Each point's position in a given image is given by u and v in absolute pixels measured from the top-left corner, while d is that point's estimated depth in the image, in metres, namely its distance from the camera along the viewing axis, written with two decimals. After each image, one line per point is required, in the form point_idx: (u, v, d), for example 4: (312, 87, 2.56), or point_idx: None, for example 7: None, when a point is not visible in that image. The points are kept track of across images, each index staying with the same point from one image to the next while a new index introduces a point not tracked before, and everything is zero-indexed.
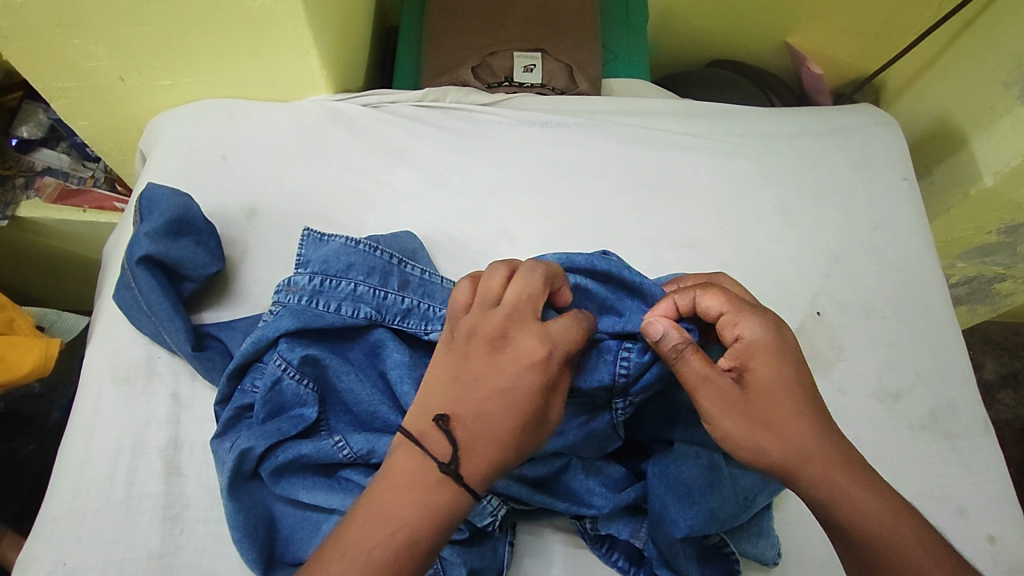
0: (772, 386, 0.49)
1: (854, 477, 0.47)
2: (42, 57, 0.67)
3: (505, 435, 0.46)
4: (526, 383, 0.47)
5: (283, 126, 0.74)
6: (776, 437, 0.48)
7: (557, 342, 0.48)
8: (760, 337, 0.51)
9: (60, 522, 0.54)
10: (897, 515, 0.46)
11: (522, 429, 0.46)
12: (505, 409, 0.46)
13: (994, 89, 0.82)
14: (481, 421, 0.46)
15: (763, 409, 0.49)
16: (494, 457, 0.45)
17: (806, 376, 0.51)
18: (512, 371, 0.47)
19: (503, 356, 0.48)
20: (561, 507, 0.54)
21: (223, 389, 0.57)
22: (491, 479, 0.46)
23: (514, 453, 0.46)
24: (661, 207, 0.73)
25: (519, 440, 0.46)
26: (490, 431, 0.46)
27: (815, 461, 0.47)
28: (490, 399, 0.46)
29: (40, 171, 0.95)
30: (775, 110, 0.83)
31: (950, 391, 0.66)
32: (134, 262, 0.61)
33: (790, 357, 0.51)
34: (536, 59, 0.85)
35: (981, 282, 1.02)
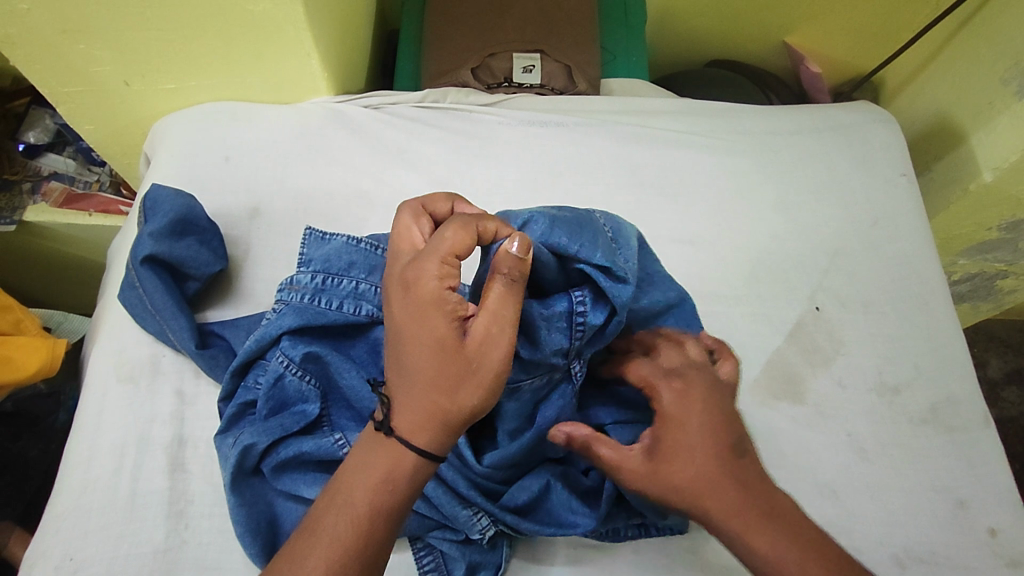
0: (685, 454, 0.47)
1: (760, 525, 0.46)
2: (49, 63, 0.69)
3: (419, 375, 0.44)
4: (422, 317, 0.44)
5: (286, 127, 0.75)
6: (688, 500, 0.46)
7: (434, 251, 0.44)
8: (675, 402, 0.48)
9: (66, 518, 0.55)
10: (802, 557, 0.45)
11: (435, 363, 0.43)
12: (414, 348, 0.44)
13: (992, 85, 0.83)
14: (400, 369, 0.45)
15: (665, 467, 0.47)
16: (419, 405, 0.44)
17: (727, 432, 0.48)
18: (400, 307, 0.45)
19: (398, 300, 0.45)
20: (550, 532, 0.54)
21: (226, 386, 0.58)
22: (424, 424, 0.44)
23: (437, 391, 0.44)
24: (660, 205, 0.74)
25: (438, 376, 0.43)
26: (407, 377, 0.44)
27: (728, 515, 0.46)
28: (397, 342, 0.45)
29: (47, 175, 0.96)
30: (773, 108, 0.84)
31: (950, 385, 0.66)
32: (138, 262, 0.62)
33: (710, 417, 0.48)
34: (535, 60, 0.86)
35: (983, 278, 1.02)
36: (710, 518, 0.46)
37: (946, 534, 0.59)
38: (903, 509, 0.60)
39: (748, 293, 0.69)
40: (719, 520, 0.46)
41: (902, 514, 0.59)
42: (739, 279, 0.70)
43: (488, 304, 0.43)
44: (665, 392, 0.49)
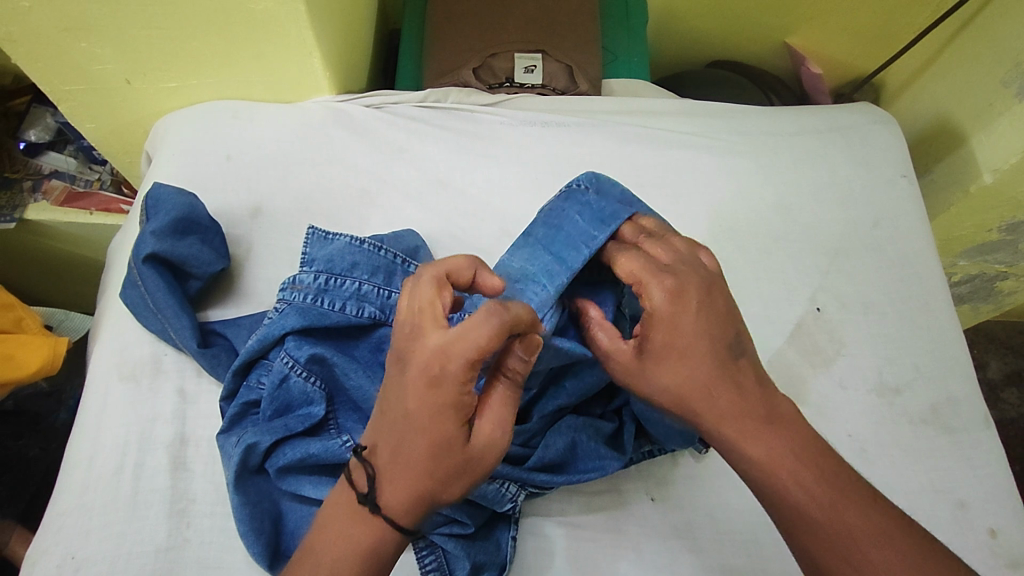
0: (679, 350, 0.48)
1: (760, 432, 0.47)
2: (51, 61, 0.69)
3: (416, 467, 0.44)
4: (438, 408, 0.43)
5: (287, 126, 0.75)
6: (678, 396, 0.48)
7: (463, 349, 0.42)
8: (664, 302, 0.49)
9: (69, 516, 0.55)
10: (797, 469, 0.47)
11: (437, 461, 0.44)
12: (420, 438, 0.44)
13: (992, 86, 0.83)
14: (392, 453, 0.44)
15: (665, 369, 0.49)
16: (410, 491, 0.44)
17: (714, 331, 0.49)
18: (417, 394, 0.43)
19: (414, 389, 0.44)
20: (583, 478, 0.56)
21: (228, 385, 0.58)
22: (413, 507, 0.45)
23: (432, 482, 0.44)
24: (661, 204, 0.74)
25: (438, 467, 0.44)
26: (404, 462, 0.44)
27: (723, 422, 0.48)
28: (401, 424, 0.44)
29: (48, 174, 0.96)
30: (774, 109, 0.84)
31: (950, 386, 0.66)
32: (140, 260, 0.62)
33: (697, 315, 0.49)
34: (537, 59, 0.86)
35: (983, 280, 1.02)
36: (703, 418, 0.48)
37: (946, 534, 0.59)
38: (904, 510, 0.60)
39: (749, 293, 0.69)
40: (709, 423, 0.48)
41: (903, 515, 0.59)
42: (739, 279, 0.70)
43: (493, 405, 0.45)
44: (655, 287, 0.50)
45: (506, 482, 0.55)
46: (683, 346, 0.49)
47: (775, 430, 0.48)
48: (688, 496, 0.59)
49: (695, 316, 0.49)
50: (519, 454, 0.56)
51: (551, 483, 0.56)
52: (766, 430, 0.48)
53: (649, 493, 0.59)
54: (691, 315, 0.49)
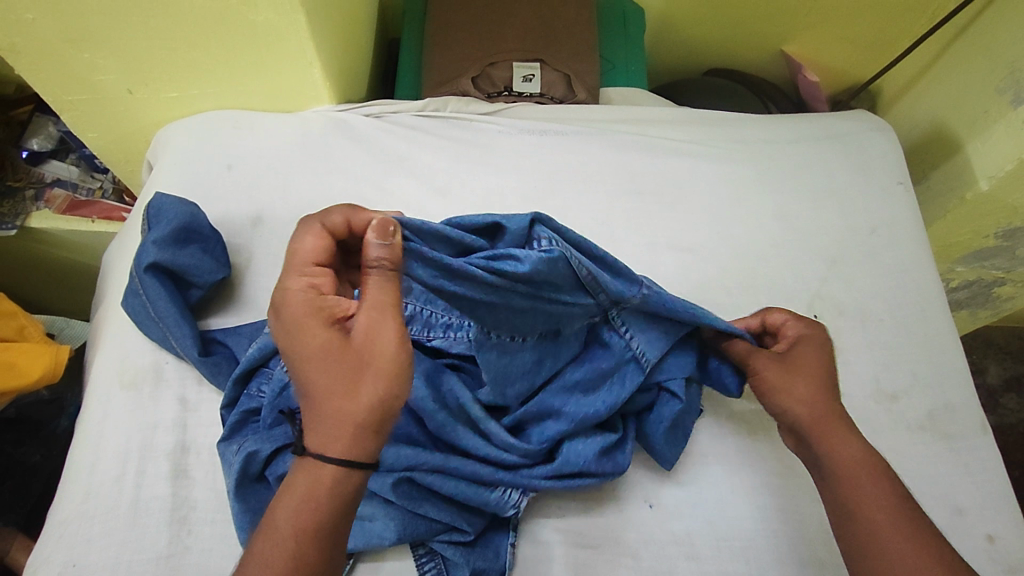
0: (819, 366, 0.57)
1: (867, 448, 0.53)
2: (54, 72, 0.69)
3: (314, 377, 0.44)
4: (310, 332, 0.45)
5: (288, 136, 0.76)
6: (823, 404, 0.55)
7: (298, 265, 0.50)
8: (813, 333, 0.60)
9: (70, 524, 0.55)
10: (878, 473, 0.51)
11: (328, 370, 0.44)
12: (307, 366, 0.45)
13: (988, 94, 0.83)
14: (298, 387, 0.45)
15: (805, 382, 0.56)
16: (321, 408, 0.44)
17: (833, 370, 0.58)
18: (303, 327, 0.45)
19: (301, 327, 0.46)
20: (591, 483, 0.56)
21: (229, 393, 0.58)
22: (337, 435, 0.43)
23: (336, 393, 0.44)
24: (658, 212, 0.75)
25: (340, 380, 0.44)
26: (303, 384, 0.45)
27: (835, 423, 0.54)
28: (294, 363, 0.45)
29: (50, 182, 0.96)
30: (770, 117, 0.85)
31: (947, 392, 0.66)
32: (142, 269, 0.62)
33: (827, 349, 0.59)
34: (535, 69, 0.87)
35: (980, 285, 1.03)
36: (826, 422, 0.54)
37: None
38: None
39: (746, 300, 0.70)
40: (823, 422, 0.54)
41: None
42: (736, 286, 0.71)
43: (369, 298, 0.46)
44: (798, 329, 0.60)
45: (508, 488, 0.56)
46: (814, 370, 0.57)
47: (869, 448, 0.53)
48: (687, 503, 0.60)
49: (826, 354, 0.58)
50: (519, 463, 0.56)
51: (551, 488, 0.56)
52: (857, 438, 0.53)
53: (647, 499, 0.60)
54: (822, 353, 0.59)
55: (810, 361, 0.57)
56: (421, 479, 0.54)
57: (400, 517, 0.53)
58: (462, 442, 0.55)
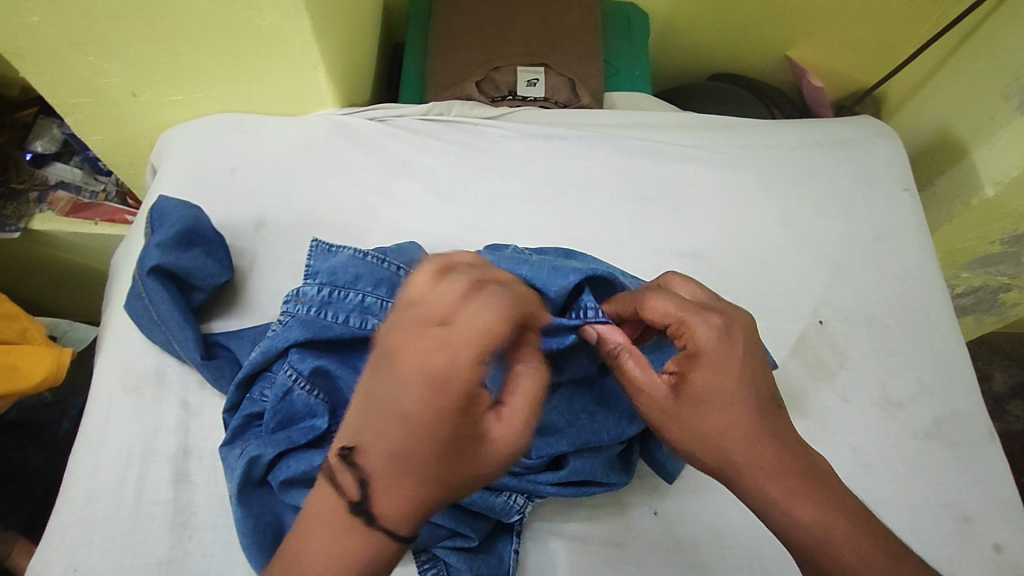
0: (717, 394, 0.46)
1: (799, 489, 0.45)
2: (59, 75, 0.69)
3: (424, 462, 0.38)
4: (433, 401, 0.37)
5: (291, 140, 0.76)
6: (715, 442, 0.46)
7: (439, 312, 0.39)
8: (707, 340, 0.48)
9: (70, 529, 0.55)
10: (836, 522, 0.44)
11: (437, 452, 0.37)
12: (412, 436, 0.37)
13: (993, 100, 0.83)
14: (383, 447, 0.38)
15: (709, 418, 0.46)
16: (408, 491, 0.38)
17: (761, 389, 0.47)
18: (421, 387, 0.37)
19: (418, 382, 0.37)
20: (595, 491, 0.57)
21: (232, 397, 0.58)
22: (410, 516, 0.39)
23: (438, 487, 0.38)
24: (662, 216, 0.74)
25: (445, 467, 0.38)
26: (405, 461, 0.38)
27: (754, 471, 0.45)
28: (398, 424, 0.37)
29: (54, 184, 0.96)
30: (775, 122, 0.84)
31: (953, 400, 0.66)
32: (145, 273, 0.62)
33: (737, 360, 0.47)
34: (539, 73, 0.87)
35: (986, 291, 1.02)
36: (740, 469, 0.45)
37: (952, 550, 0.59)
38: (908, 526, 0.59)
39: (751, 305, 0.69)
40: (748, 474, 0.45)
41: (907, 531, 0.59)
42: (741, 291, 0.70)
43: (516, 390, 0.41)
44: (691, 329, 0.49)
45: (514, 493, 0.55)
46: (716, 399, 0.46)
47: (819, 493, 0.45)
48: (692, 510, 0.59)
49: (732, 374, 0.47)
50: (524, 471, 0.55)
51: (557, 494, 0.56)
52: (805, 487, 0.45)
53: (652, 506, 0.59)
54: (727, 369, 0.47)
55: (705, 386, 0.47)
56: None
57: None
58: None
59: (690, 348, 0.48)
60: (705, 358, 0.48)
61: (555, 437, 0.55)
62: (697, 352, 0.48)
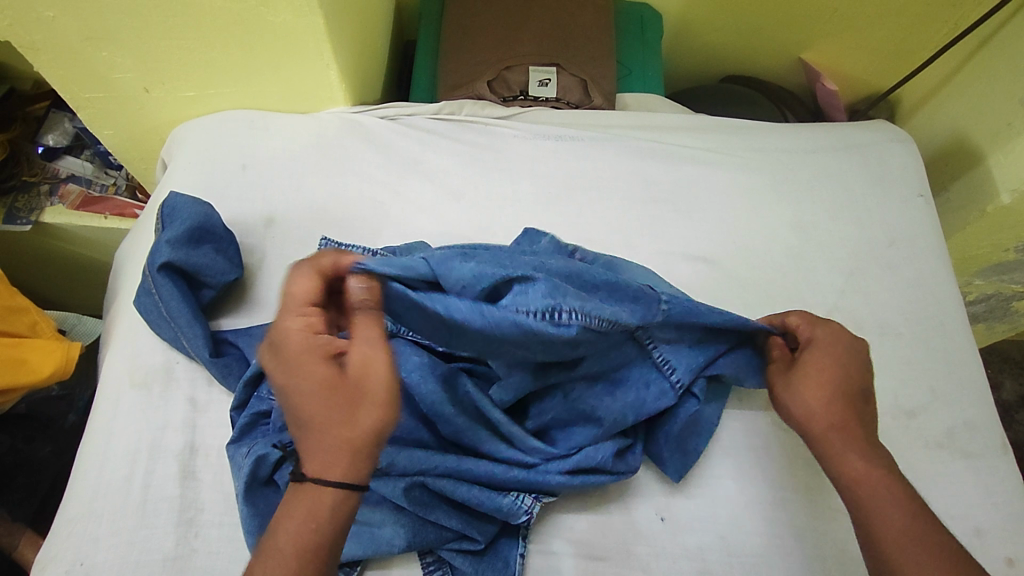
0: (820, 371, 0.55)
1: (862, 451, 0.51)
2: (71, 69, 0.69)
3: (308, 412, 0.44)
4: (302, 359, 0.45)
5: (302, 137, 0.76)
6: (803, 402, 0.54)
7: (291, 306, 0.48)
8: (821, 339, 0.57)
9: (78, 524, 0.55)
10: (886, 483, 0.49)
11: (325, 395, 0.44)
12: (301, 392, 0.45)
13: (1011, 105, 0.82)
14: (292, 412, 0.45)
15: (801, 383, 0.55)
16: (320, 440, 0.44)
17: (860, 377, 0.55)
18: (293, 352, 0.46)
19: (286, 352, 0.46)
20: (607, 479, 0.56)
21: (239, 395, 0.58)
22: (335, 460, 0.43)
23: (337, 422, 0.44)
24: (673, 219, 0.74)
25: (340, 402, 0.44)
26: (301, 419, 0.45)
27: (824, 426, 0.53)
28: (292, 387, 0.45)
29: (64, 178, 0.97)
30: (789, 125, 0.84)
31: (966, 409, 0.65)
32: (155, 269, 0.62)
33: (848, 353, 0.56)
34: (551, 73, 0.86)
35: (999, 299, 1.01)
36: (816, 425, 0.53)
37: None
38: None
39: (762, 310, 0.69)
40: (817, 425, 0.53)
41: None
42: (751, 296, 0.70)
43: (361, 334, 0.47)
44: (817, 329, 0.58)
45: (521, 494, 0.55)
46: (819, 371, 0.55)
47: (880, 460, 0.51)
48: (699, 516, 0.59)
49: (839, 361, 0.55)
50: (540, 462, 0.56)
51: (569, 486, 0.56)
52: (869, 450, 0.51)
53: (659, 512, 0.59)
54: (838, 358, 0.55)
55: (814, 362, 0.55)
56: (435, 483, 0.53)
57: (411, 522, 0.53)
58: (481, 445, 0.55)
59: (810, 340, 0.57)
60: (816, 345, 0.57)
61: (573, 429, 0.58)
62: (816, 343, 0.57)
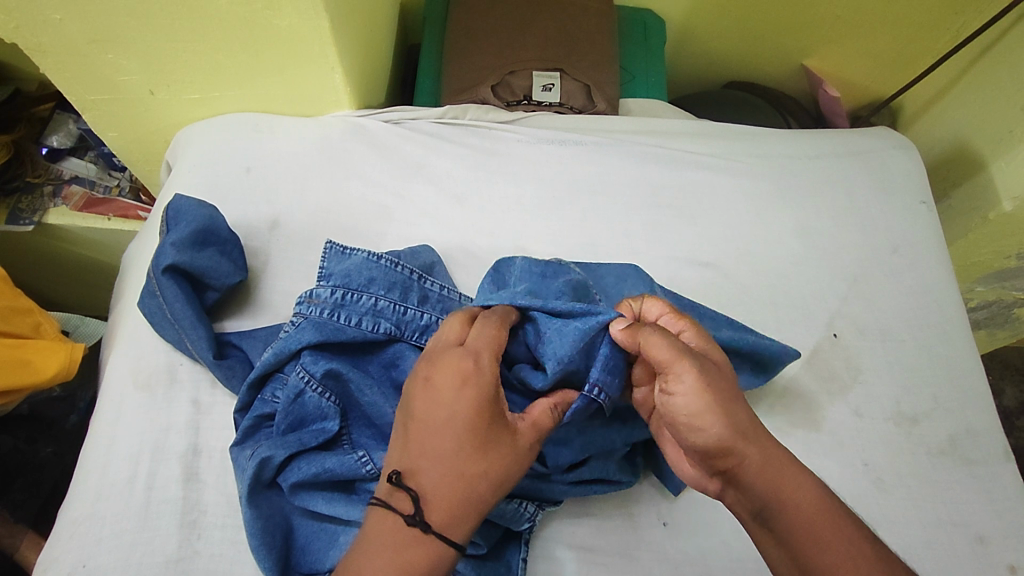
0: (731, 372, 0.50)
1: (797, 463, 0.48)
2: (78, 71, 0.70)
3: (465, 463, 0.45)
4: (479, 418, 0.46)
5: (306, 140, 0.76)
6: (742, 407, 0.47)
7: (478, 355, 0.49)
8: (700, 337, 0.52)
9: (80, 525, 0.55)
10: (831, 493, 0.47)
11: (487, 456, 0.46)
12: (461, 445, 0.45)
13: (1012, 113, 0.82)
14: (442, 464, 0.45)
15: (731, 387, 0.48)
16: (463, 499, 0.45)
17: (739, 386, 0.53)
18: (469, 408, 0.46)
19: (458, 401, 0.46)
20: (607, 489, 0.58)
21: (243, 398, 0.58)
22: (464, 520, 0.45)
23: (487, 484, 0.45)
24: (675, 224, 0.74)
25: (492, 468, 0.46)
26: (455, 469, 0.45)
27: (769, 440, 0.47)
28: (455, 440, 0.45)
29: (69, 179, 0.97)
30: (791, 132, 0.84)
31: (968, 416, 0.65)
32: (160, 271, 0.62)
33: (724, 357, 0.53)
34: (554, 78, 0.87)
35: (1000, 306, 1.01)
36: (759, 435, 0.47)
37: (965, 569, 0.58)
38: (921, 544, 0.59)
39: (765, 316, 0.69)
40: (766, 439, 0.47)
41: (920, 549, 0.58)
42: (754, 302, 0.70)
43: (533, 415, 0.50)
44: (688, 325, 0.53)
45: (524, 501, 0.55)
46: (731, 377, 0.49)
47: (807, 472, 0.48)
48: (702, 523, 0.59)
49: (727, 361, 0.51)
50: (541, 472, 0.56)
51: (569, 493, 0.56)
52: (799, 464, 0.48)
53: (661, 517, 0.59)
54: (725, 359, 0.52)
55: (721, 363, 0.50)
56: None
57: None
58: None
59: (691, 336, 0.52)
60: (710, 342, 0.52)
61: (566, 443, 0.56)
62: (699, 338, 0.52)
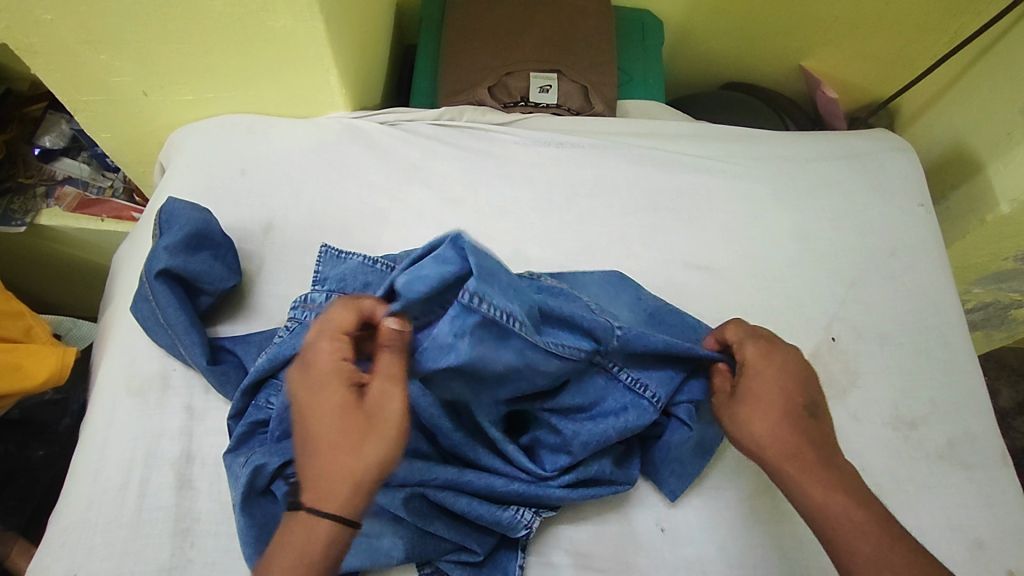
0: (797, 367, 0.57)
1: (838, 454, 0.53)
2: (69, 71, 0.69)
3: (319, 440, 0.46)
4: (326, 394, 0.47)
5: (301, 142, 0.75)
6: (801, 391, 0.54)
7: (324, 332, 0.50)
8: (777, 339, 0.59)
9: (72, 532, 0.54)
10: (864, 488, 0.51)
11: (337, 427, 0.46)
12: (312, 422, 0.46)
13: (1011, 115, 0.82)
14: (304, 444, 0.46)
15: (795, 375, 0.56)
16: (325, 473, 0.45)
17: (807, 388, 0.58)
18: (317, 387, 0.47)
19: (302, 385, 0.48)
20: (607, 492, 0.57)
21: (237, 404, 0.57)
22: (336, 493, 0.44)
23: (344, 453, 0.45)
24: (673, 227, 0.74)
25: (345, 436, 0.45)
26: (310, 445, 0.46)
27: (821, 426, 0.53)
28: (306, 419, 0.47)
29: (61, 180, 0.96)
30: (789, 134, 0.83)
31: (966, 420, 0.65)
32: (153, 276, 0.61)
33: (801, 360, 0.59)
34: (551, 79, 0.86)
35: (996, 308, 1.01)
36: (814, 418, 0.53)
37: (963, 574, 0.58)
38: None
39: (763, 320, 0.69)
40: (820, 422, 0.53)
41: None
42: (752, 306, 0.69)
43: (381, 368, 0.48)
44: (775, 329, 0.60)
45: (521, 508, 0.55)
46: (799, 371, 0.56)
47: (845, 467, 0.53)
48: (699, 529, 0.58)
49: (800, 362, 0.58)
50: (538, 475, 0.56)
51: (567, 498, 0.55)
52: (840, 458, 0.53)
53: (659, 522, 0.58)
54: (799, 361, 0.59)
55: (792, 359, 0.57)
56: (434, 496, 0.53)
57: (411, 536, 0.53)
58: (479, 457, 0.55)
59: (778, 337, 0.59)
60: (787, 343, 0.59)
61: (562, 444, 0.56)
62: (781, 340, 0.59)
